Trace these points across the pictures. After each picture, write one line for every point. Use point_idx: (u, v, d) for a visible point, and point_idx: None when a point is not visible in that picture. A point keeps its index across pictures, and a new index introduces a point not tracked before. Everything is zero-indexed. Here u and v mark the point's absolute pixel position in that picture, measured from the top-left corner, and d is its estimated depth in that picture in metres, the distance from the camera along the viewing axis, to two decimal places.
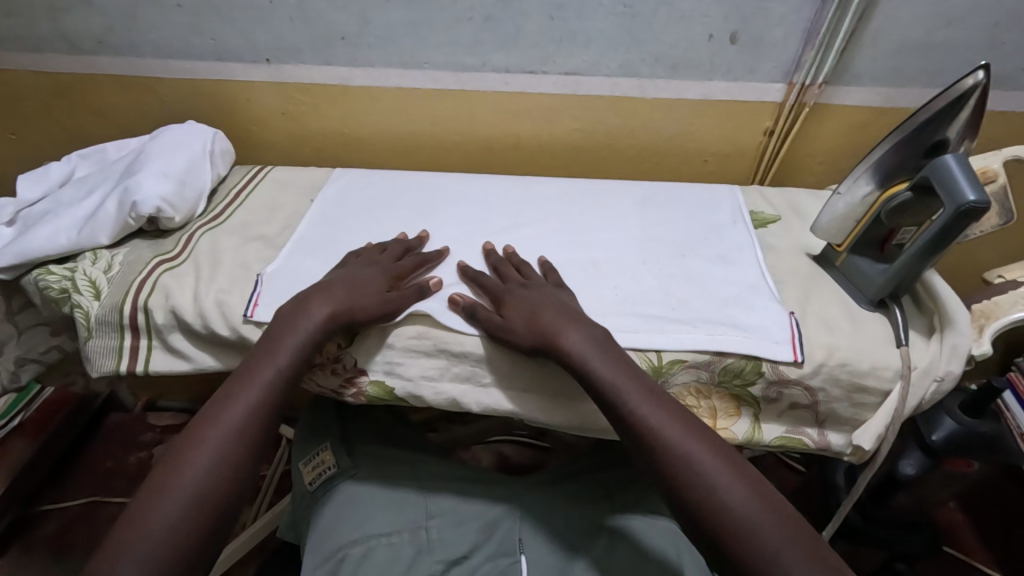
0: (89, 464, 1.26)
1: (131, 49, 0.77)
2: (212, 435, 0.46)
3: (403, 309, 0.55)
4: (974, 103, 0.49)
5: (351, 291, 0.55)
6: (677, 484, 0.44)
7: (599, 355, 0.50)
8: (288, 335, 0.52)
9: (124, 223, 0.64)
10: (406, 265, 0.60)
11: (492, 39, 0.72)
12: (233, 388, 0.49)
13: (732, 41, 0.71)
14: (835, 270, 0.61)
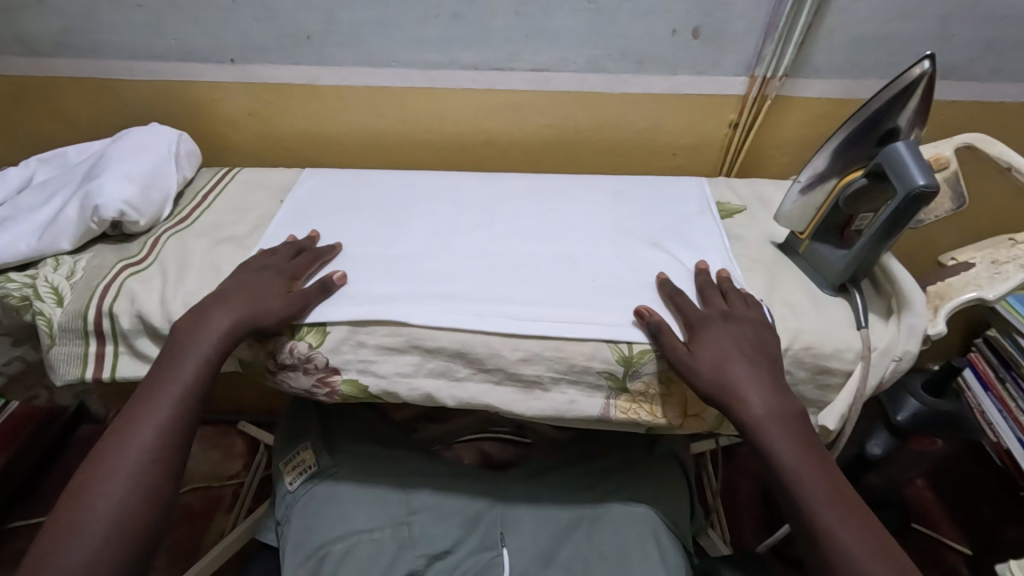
0: (60, 476, 1.23)
1: (90, 51, 0.76)
2: (116, 475, 0.46)
3: (311, 307, 0.56)
4: (921, 92, 0.51)
5: (251, 296, 0.55)
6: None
7: (774, 424, 0.48)
8: (193, 345, 0.53)
9: (86, 227, 0.62)
10: (303, 261, 0.60)
11: (459, 36, 0.73)
12: (146, 406, 0.50)
13: (695, 36, 0.72)
14: (799, 257, 0.63)
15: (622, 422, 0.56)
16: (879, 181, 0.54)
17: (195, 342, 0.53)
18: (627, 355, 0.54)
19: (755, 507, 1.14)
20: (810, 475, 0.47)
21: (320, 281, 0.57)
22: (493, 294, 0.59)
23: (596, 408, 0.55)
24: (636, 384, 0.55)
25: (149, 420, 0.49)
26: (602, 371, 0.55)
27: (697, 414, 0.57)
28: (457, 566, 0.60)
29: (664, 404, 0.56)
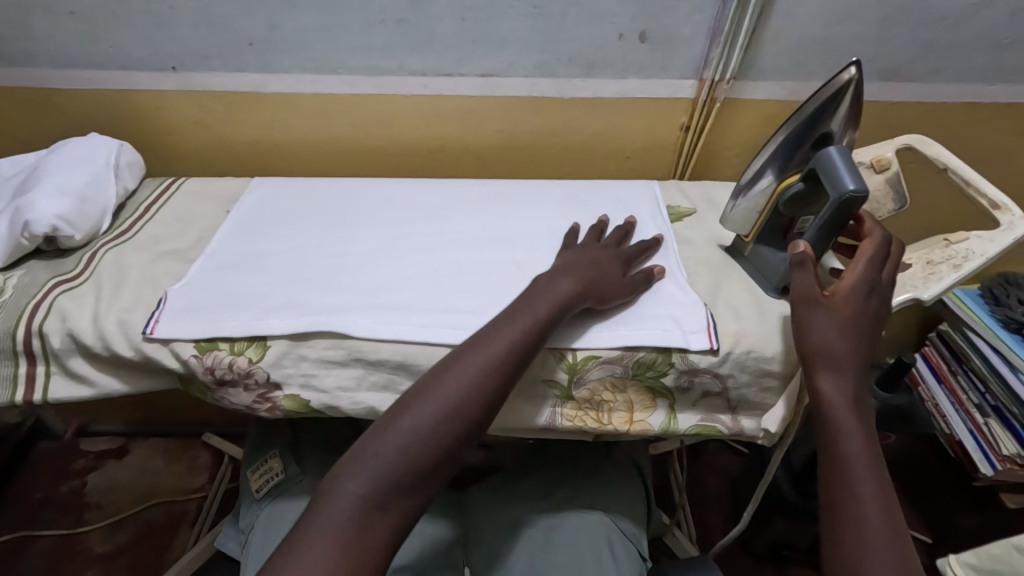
0: (16, 496, 1.19)
1: (23, 59, 0.73)
2: (389, 444, 0.45)
3: (637, 293, 0.58)
4: (850, 97, 0.53)
5: (595, 271, 0.57)
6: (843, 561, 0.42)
7: (850, 415, 0.48)
8: (549, 294, 0.53)
9: (17, 243, 0.60)
10: (635, 249, 0.62)
11: (406, 42, 0.72)
12: (486, 343, 0.49)
13: (642, 40, 0.72)
14: (747, 262, 0.63)
15: (568, 430, 0.56)
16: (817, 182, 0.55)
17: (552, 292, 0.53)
18: (572, 362, 0.54)
19: (722, 504, 1.15)
20: (863, 473, 0.45)
21: (643, 273, 0.59)
22: (437, 304, 0.58)
23: (542, 417, 0.55)
24: (581, 392, 0.55)
25: (447, 390, 0.47)
26: (546, 380, 0.54)
27: (642, 419, 0.56)
28: None
29: (609, 411, 0.56)
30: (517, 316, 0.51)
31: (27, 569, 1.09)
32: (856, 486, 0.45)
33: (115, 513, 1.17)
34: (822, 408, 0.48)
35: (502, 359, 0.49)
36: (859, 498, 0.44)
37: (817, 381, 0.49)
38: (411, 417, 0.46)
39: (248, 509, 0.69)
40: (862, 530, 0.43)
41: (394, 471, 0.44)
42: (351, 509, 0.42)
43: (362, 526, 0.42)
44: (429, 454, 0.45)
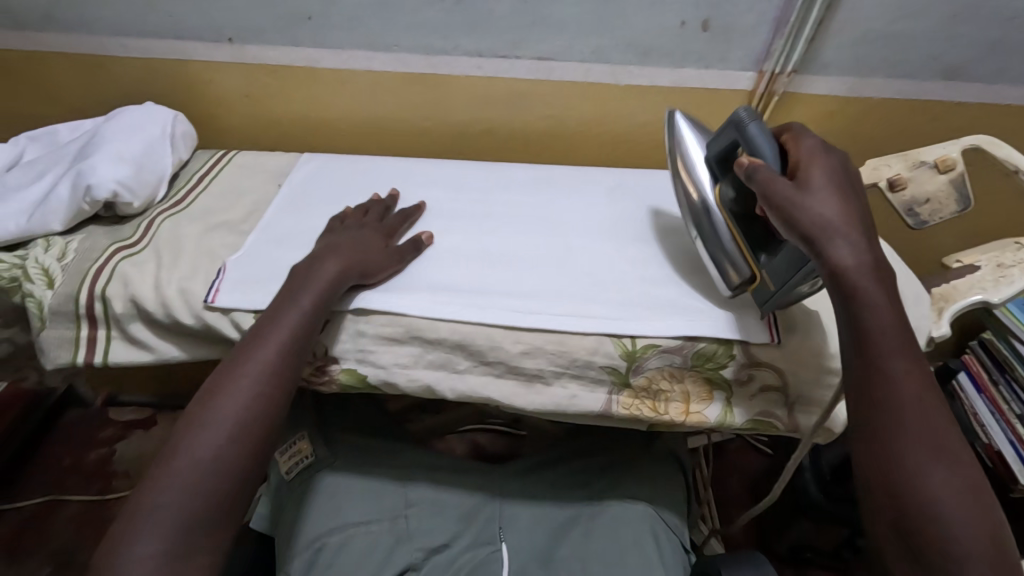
0: (46, 461, 1.21)
1: (80, 25, 0.73)
2: (172, 480, 0.44)
3: (407, 263, 0.59)
4: (683, 123, 0.60)
5: (356, 247, 0.57)
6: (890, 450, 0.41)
7: (900, 341, 0.43)
8: (313, 280, 0.53)
9: (78, 208, 0.61)
10: (394, 222, 0.63)
11: (463, 21, 0.71)
12: (269, 326, 0.50)
13: (703, 28, 0.71)
14: (772, 291, 0.52)
15: (623, 418, 0.55)
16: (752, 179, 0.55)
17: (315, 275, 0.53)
18: (631, 350, 0.54)
19: (745, 503, 1.15)
20: (898, 361, 0.43)
21: (410, 242, 0.60)
22: (492, 286, 0.58)
23: (598, 403, 0.55)
24: (639, 379, 0.55)
25: (221, 404, 0.47)
26: (604, 367, 0.54)
27: (699, 411, 0.54)
28: (453, 562, 0.58)
29: (666, 401, 0.55)
30: (291, 309, 0.51)
31: (57, 533, 1.11)
32: (913, 419, 0.41)
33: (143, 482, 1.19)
34: (865, 337, 0.44)
35: (276, 355, 0.49)
36: (917, 432, 0.41)
37: (864, 309, 0.44)
38: (184, 449, 0.45)
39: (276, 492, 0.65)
40: (927, 462, 0.40)
41: (191, 501, 0.43)
42: (151, 560, 0.41)
43: (174, 563, 0.42)
44: (217, 476, 0.44)
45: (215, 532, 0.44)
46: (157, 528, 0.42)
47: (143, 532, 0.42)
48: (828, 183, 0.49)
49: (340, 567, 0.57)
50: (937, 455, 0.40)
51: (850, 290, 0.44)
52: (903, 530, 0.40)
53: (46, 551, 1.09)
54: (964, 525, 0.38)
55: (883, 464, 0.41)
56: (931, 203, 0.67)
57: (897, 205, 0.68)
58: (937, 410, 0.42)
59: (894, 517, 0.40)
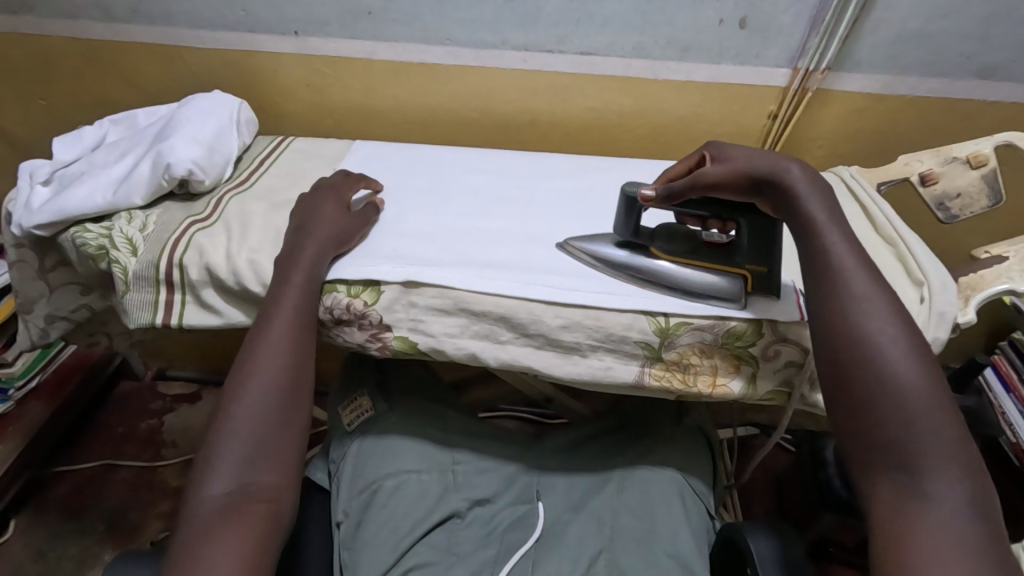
0: (101, 428, 1.29)
1: (160, 18, 0.80)
2: (230, 430, 0.50)
3: (372, 223, 0.65)
4: (581, 243, 0.63)
5: (324, 219, 0.61)
6: (891, 420, 0.46)
7: (833, 226, 0.53)
8: (300, 260, 0.58)
9: (157, 184, 0.66)
10: (351, 183, 0.67)
11: (514, 17, 0.75)
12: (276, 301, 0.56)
13: (742, 26, 0.74)
14: (768, 270, 0.58)
15: (655, 390, 0.59)
16: (662, 234, 0.63)
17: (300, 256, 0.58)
18: (664, 327, 0.57)
19: (768, 496, 1.17)
20: (884, 339, 0.48)
21: (369, 203, 0.67)
22: (533, 265, 0.61)
23: (631, 374, 0.59)
24: (671, 354, 0.58)
25: (263, 365, 0.54)
26: (638, 341, 0.58)
27: (725, 383, 0.58)
28: (495, 515, 0.63)
29: (695, 374, 0.58)
30: (287, 283, 0.57)
31: (111, 494, 1.18)
32: (854, 291, 0.50)
33: (189, 451, 1.26)
34: (807, 227, 0.53)
35: (300, 307, 0.56)
36: (856, 298, 0.50)
37: (802, 206, 0.54)
38: (238, 408, 0.52)
39: (337, 443, 0.71)
40: (865, 323, 0.49)
41: (249, 449, 0.50)
42: (221, 498, 0.47)
43: (243, 499, 0.48)
44: (267, 427, 0.51)
45: (275, 469, 0.51)
46: (222, 480, 0.48)
47: (208, 485, 0.48)
48: (756, 161, 0.56)
49: (393, 508, 0.62)
50: (875, 316, 0.49)
51: (791, 196, 0.54)
52: (846, 381, 0.48)
53: (100, 510, 1.16)
54: (898, 365, 0.47)
55: (827, 328, 0.50)
56: (962, 198, 0.69)
57: (928, 199, 0.70)
58: (872, 279, 0.51)
59: (835, 365, 0.49)
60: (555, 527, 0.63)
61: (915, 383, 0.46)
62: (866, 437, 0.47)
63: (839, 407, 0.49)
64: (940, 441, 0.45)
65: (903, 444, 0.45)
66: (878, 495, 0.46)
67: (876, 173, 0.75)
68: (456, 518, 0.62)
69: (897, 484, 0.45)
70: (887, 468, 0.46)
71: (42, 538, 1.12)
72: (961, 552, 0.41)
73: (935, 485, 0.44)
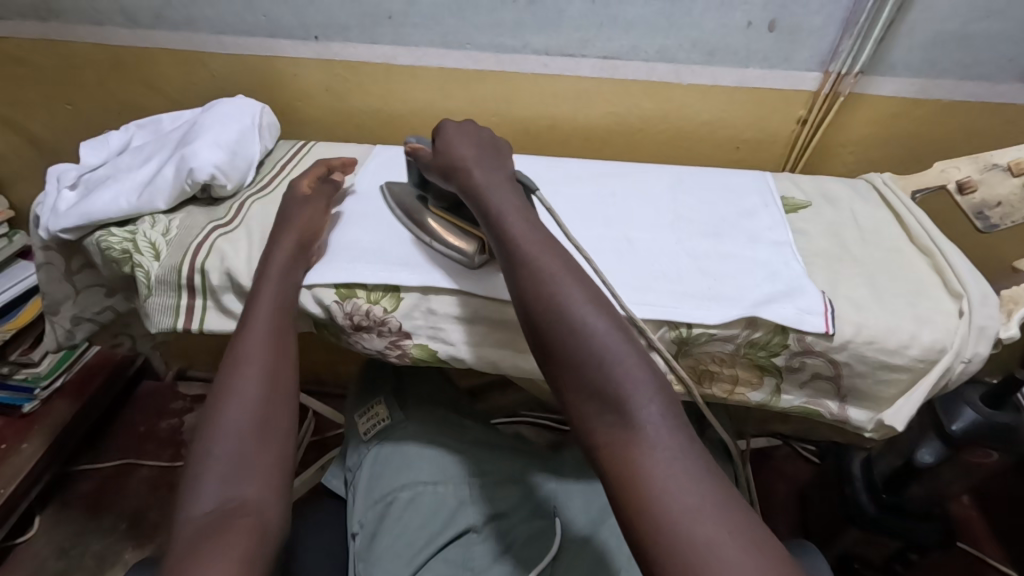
0: (123, 427, 1.31)
1: (184, 24, 0.81)
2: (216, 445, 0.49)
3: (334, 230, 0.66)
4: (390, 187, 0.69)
5: (297, 230, 0.62)
6: (597, 373, 0.45)
7: (508, 203, 0.56)
8: (271, 275, 0.58)
9: (180, 189, 0.67)
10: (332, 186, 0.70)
11: (535, 21, 0.75)
12: (250, 315, 0.56)
13: (770, 29, 0.72)
14: None
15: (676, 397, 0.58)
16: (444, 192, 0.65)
17: (270, 270, 0.58)
18: (686, 335, 0.56)
19: (791, 509, 1.14)
20: (571, 295, 0.48)
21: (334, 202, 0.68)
22: None
23: None
24: (690, 362, 0.58)
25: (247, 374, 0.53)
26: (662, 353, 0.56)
27: (744, 393, 0.58)
28: (513, 529, 0.61)
29: (712, 380, 0.58)
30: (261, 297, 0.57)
31: (132, 493, 1.20)
32: (534, 255, 0.51)
33: None
34: (486, 212, 0.56)
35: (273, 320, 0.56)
36: (536, 259, 0.51)
37: (479, 194, 0.57)
38: (222, 424, 0.50)
39: (355, 450, 0.71)
40: (553, 283, 0.49)
41: (235, 462, 0.48)
42: (208, 512, 0.44)
43: (232, 512, 0.44)
44: (249, 439, 0.49)
45: (265, 479, 0.48)
46: (210, 498, 0.45)
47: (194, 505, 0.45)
48: (455, 154, 0.61)
49: (408, 520, 0.61)
50: (557, 276, 0.50)
51: (474, 189, 0.57)
52: (547, 345, 0.48)
53: (122, 509, 1.17)
54: (585, 316, 0.47)
55: (526, 299, 0.50)
56: (1002, 206, 0.66)
57: (965, 208, 0.68)
58: (546, 243, 0.53)
59: (535, 330, 0.49)
60: (575, 541, 0.61)
61: (600, 328, 0.47)
62: (583, 392, 0.45)
63: (552, 369, 0.48)
64: (639, 375, 0.44)
65: (609, 390, 0.44)
66: (600, 444, 0.43)
67: (910, 180, 0.73)
68: (472, 532, 0.61)
69: (612, 426, 0.43)
70: (600, 415, 0.44)
71: (65, 535, 1.13)
72: (674, 475, 0.39)
73: (640, 414, 0.43)
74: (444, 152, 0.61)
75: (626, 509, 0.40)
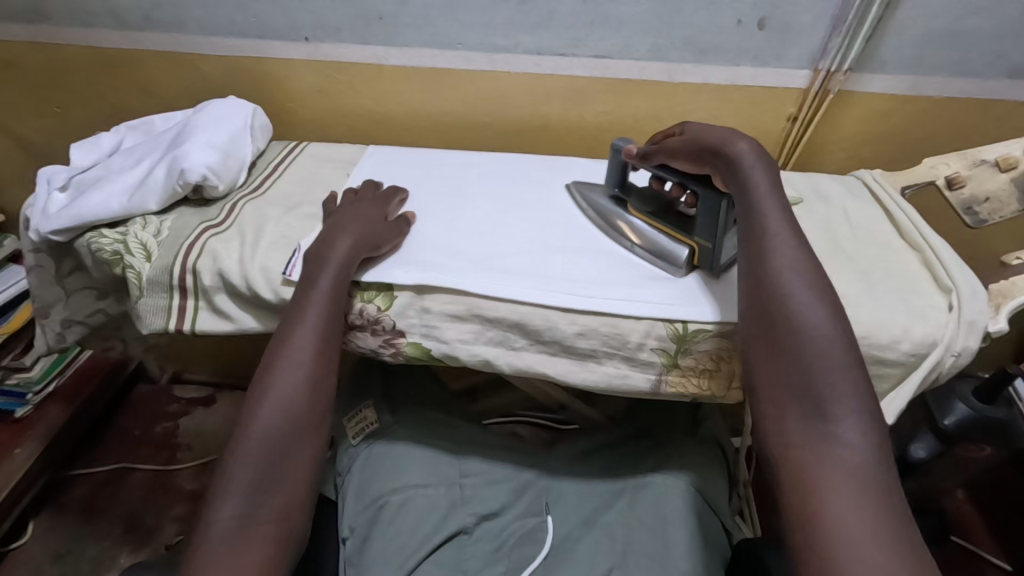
0: (118, 431, 1.30)
1: (174, 25, 0.81)
2: (250, 447, 0.50)
3: (404, 234, 0.63)
4: (577, 191, 0.70)
5: (359, 223, 0.61)
6: (808, 377, 0.46)
7: (771, 193, 0.54)
8: (327, 267, 0.57)
9: (172, 190, 0.66)
10: (386, 197, 0.67)
11: (526, 21, 0.75)
12: (297, 311, 0.55)
13: (760, 27, 0.73)
14: (711, 246, 0.58)
15: (672, 396, 0.58)
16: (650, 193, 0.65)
17: (326, 262, 0.57)
18: (682, 333, 0.56)
19: None
20: (806, 296, 0.49)
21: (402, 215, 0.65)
22: (548, 271, 0.60)
23: (648, 383, 0.57)
24: (687, 360, 0.57)
25: (280, 381, 0.53)
26: (655, 349, 0.56)
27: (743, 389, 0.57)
28: (504, 529, 0.62)
29: (713, 380, 0.57)
30: (314, 293, 0.56)
31: (127, 497, 1.19)
32: (775, 247, 0.52)
33: (203, 455, 1.26)
34: (748, 194, 0.54)
35: (321, 321, 0.55)
36: (780, 254, 0.51)
37: (743, 172, 0.55)
38: (258, 422, 0.51)
39: (344, 453, 0.70)
40: (782, 283, 0.50)
41: (263, 469, 0.50)
42: (236, 517, 0.47)
43: (254, 520, 0.48)
44: (277, 449, 0.51)
45: (288, 487, 0.50)
46: (236, 500, 0.48)
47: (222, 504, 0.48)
48: (709, 136, 0.58)
49: (400, 524, 0.62)
50: (797, 275, 0.50)
51: (738, 164, 0.55)
52: (769, 334, 0.49)
53: (117, 513, 1.17)
54: (815, 320, 0.48)
55: (753, 285, 0.51)
56: (991, 202, 0.68)
57: (956, 204, 0.69)
58: (800, 240, 0.53)
59: (760, 317, 0.50)
60: (566, 541, 0.61)
61: (834, 336, 0.48)
62: (782, 388, 0.47)
63: (760, 356, 0.49)
64: (851, 392, 0.46)
65: (819, 394, 0.46)
66: (788, 440, 0.45)
67: (900, 176, 0.72)
68: (463, 535, 0.62)
69: (811, 429, 0.45)
70: (801, 414, 0.46)
71: (60, 540, 1.13)
72: (855, 498, 0.41)
73: (842, 431, 0.44)
74: (688, 141, 0.60)
75: (793, 507, 0.43)
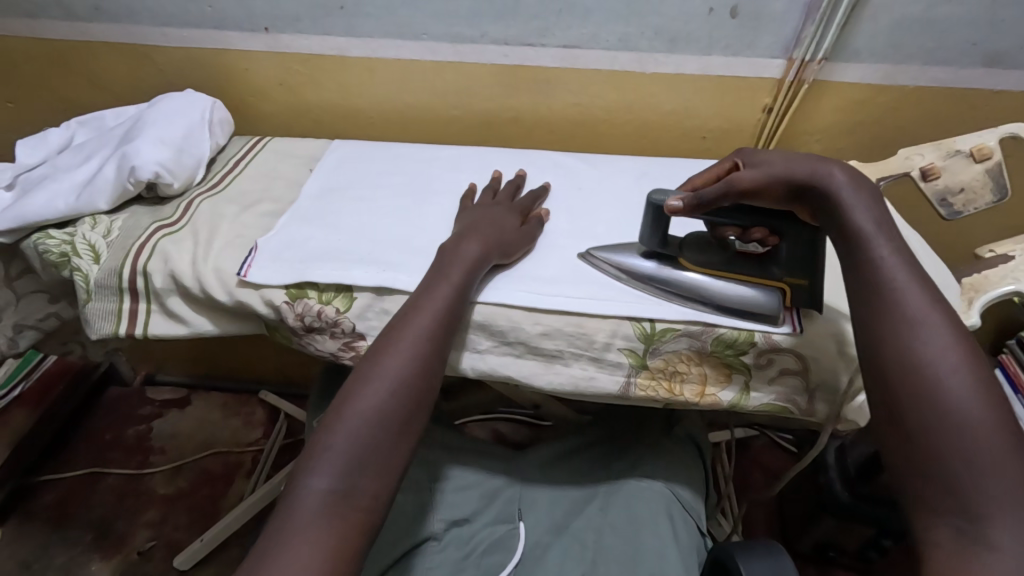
0: (88, 435, 1.27)
1: (126, 16, 0.77)
2: (345, 427, 0.46)
3: (535, 240, 0.62)
4: (598, 257, 0.59)
5: (492, 225, 0.59)
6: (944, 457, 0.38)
7: (883, 231, 0.46)
8: (459, 259, 0.55)
9: (122, 188, 0.64)
10: (523, 197, 0.65)
11: (493, 11, 0.72)
12: (420, 303, 0.52)
13: (732, 15, 0.71)
14: (810, 282, 0.53)
15: (640, 400, 0.56)
16: (692, 243, 0.58)
17: (460, 255, 0.55)
18: (649, 332, 0.54)
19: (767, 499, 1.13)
20: (938, 356, 0.41)
21: (536, 216, 0.63)
22: (513, 269, 0.59)
23: (615, 386, 0.56)
24: (656, 361, 0.55)
25: (390, 365, 0.49)
26: (622, 349, 0.55)
27: (714, 393, 0.55)
28: (474, 536, 0.60)
29: (682, 382, 0.56)
30: (446, 280, 0.53)
31: (97, 503, 1.16)
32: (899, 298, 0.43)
33: (177, 458, 1.23)
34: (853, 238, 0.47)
35: (443, 311, 0.52)
36: (903, 307, 0.43)
37: (846, 214, 0.47)
38: (358, 402, 0.48)
39: None
40: (909, 342, 0.42)
41: (357, 453, 0.46)
42: (325, 494, 0.44)
43: (347, 502, 0.44)
44: (388, 432, 0.47)
45: (379, 477, 0.46)
46: (325, 475, 0.44)
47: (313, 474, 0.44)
48: (793, 165, 0.51)
49: None
50: (924, 331, 0.42)
51: (835, 204, 0.48)
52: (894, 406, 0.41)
53: (87, 520, 1.14)
54: (956, 388, 0.40)
55: (870, 343, 0.44)
56: (965, 193, 0.66)
57: (931, 195, 0.66)
58: (932, 297, 0.44)
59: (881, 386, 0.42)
60: (538, 546, 0.60)
61: (979, 415, 0.39)
62: (917, 472, 0.39)
63: (891, 437, 0.41)
64: (1008, 480, 0.37)
65: (965, 485, 0.37)
66: (931, 541, 0.38)
67: (874, 168, 0.70)
68: (431, 541, 0.60)
69: (955, 528, 0.37)
70: (942, 506, 0.38)
71: (27, 549, 1.09)
72: None
73: (998, 531, 0.36)
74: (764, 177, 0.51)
75: None
